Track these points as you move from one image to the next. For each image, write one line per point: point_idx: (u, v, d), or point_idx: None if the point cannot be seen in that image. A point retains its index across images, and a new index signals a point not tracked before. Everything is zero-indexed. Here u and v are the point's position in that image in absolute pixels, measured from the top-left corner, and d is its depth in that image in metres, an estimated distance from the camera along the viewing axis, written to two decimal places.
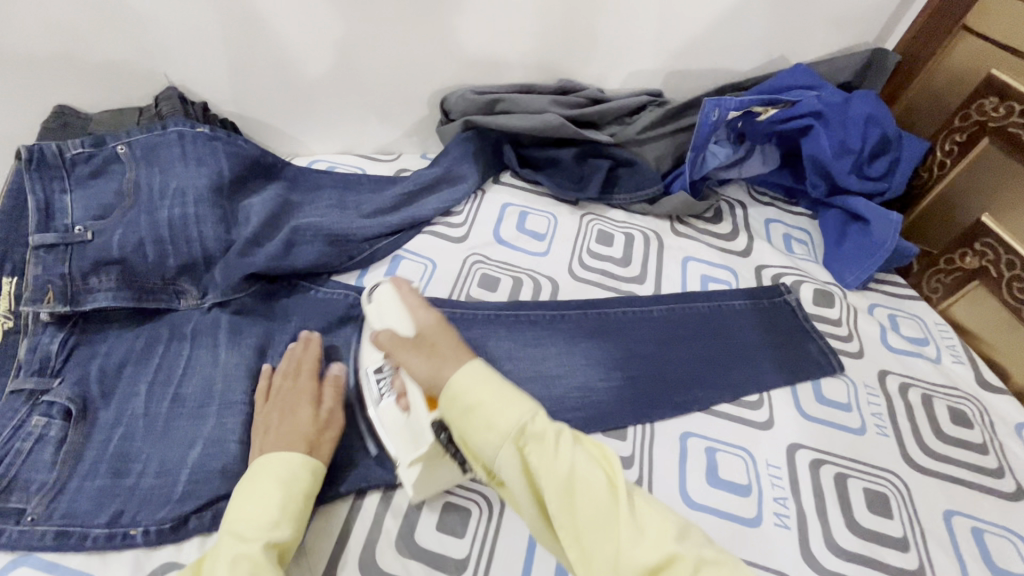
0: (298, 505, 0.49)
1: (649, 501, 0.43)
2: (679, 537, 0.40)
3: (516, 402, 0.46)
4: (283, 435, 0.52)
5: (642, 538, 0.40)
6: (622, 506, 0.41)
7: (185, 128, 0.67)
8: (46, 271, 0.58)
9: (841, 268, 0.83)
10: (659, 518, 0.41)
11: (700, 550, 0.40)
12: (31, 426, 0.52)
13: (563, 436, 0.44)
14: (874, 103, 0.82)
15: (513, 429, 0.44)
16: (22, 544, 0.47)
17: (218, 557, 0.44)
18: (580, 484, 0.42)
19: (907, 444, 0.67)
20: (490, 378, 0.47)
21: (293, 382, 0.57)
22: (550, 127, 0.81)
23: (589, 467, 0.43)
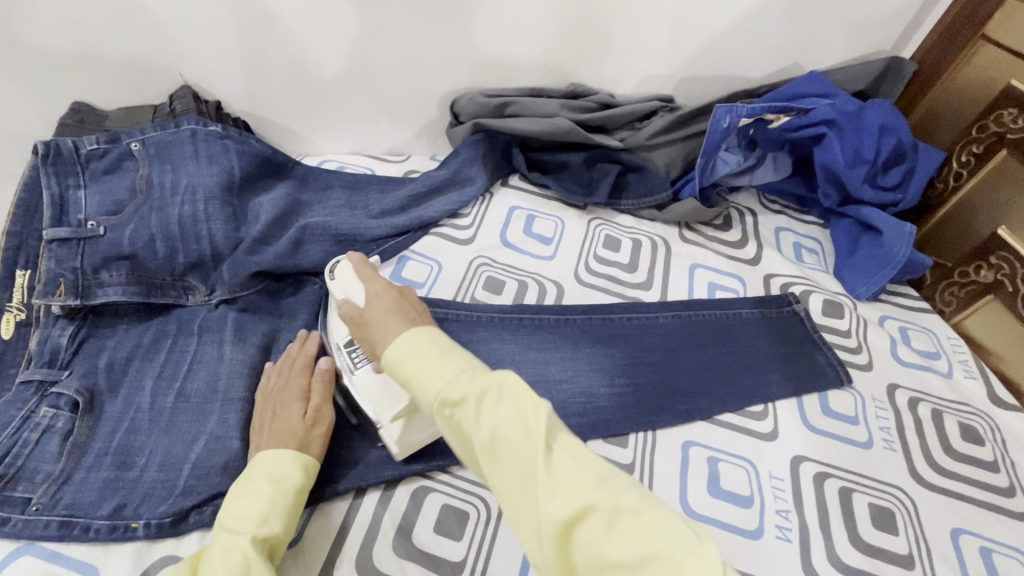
0: (289, 500, 0.49)
1: (576, 449, 0.38)
2: (599, 486, 0.36)
3: (440, 362, 0.41)
4: (276, 434, 0.52)
5: (559, 492, 0.36)
6: (541, 462, 0.37)
7: (198, 127, 0.68)
8: (59, 264, 0.59)
9: (852, 279, 0.82)
10: (580, 467, 0.37)
11: (621, 498, 0.36)
12: (39, 416, 0.52)
13: (484, 391, 0.39)
14: (890, 112, 0.80)
15: (434, 393, 0.40)
16: (26, 534, 0.47)
17: (211, 552, 0.44)
18: (502, 443, 0.38)
19: (915, 459, 0.66)
20: (410, 347, 0.42)
21: (284, 382, 0.57)
22: (559, 131, 0.81)
23: (511, 422, 0.38)
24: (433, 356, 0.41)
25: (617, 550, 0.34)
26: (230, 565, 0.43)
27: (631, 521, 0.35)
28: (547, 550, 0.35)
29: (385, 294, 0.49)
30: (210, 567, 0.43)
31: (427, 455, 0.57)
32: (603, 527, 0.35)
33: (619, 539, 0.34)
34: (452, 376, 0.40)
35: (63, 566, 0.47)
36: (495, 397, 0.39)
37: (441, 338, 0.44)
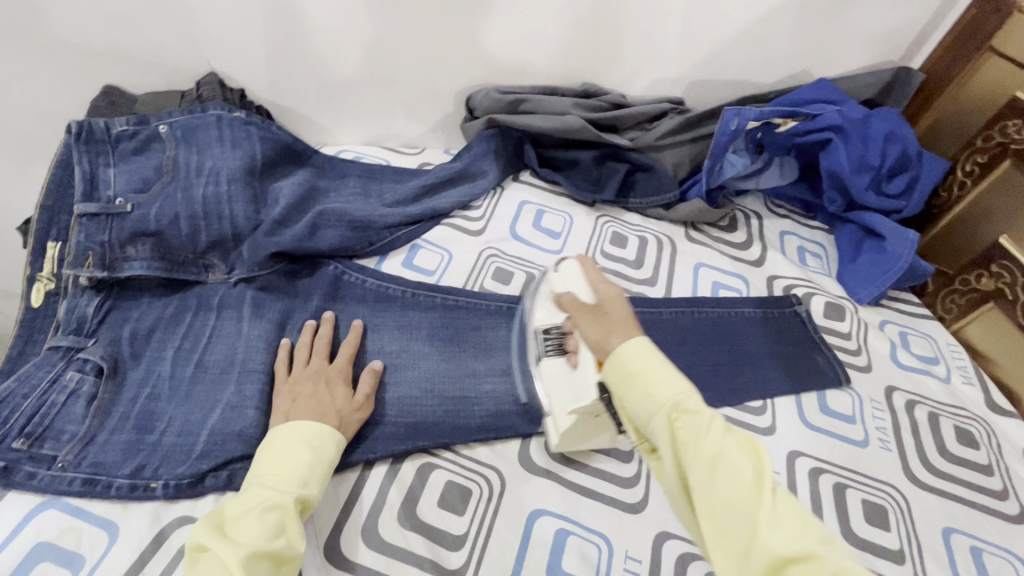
0: (324, 470, 0.51)
1: (794, 502, 0.40)
2: (820, 540, 0.37)
3: (676, 377, 0.44)
4: (316, 407, 0.55)
5: (779, 527, 0.38)
6: (766, 497, 0.39)
7: (223, 112, 0.71)
8: (88, 237, 0.62)
9: (855, 283, 0.83)
10: (800, 516, 0.39)
11: (841, 558, 0.37)
12: (67, 379, 0.55)
13: (714, 417, 0.42)
14: (895, 121, 0.82)
15: (671, 397, 0.43)
16: (51, 489, 0.50)
17: (247, 505, 0.46)
18: (726, 466, 0.40)
19: (910, 459, 0.67)
20: (652, 353, 0.46)
21: (326, 364, 0.60)
22: (571, 129, 0.83)
23: (739, 452, 0.41)
24: (668, 371, 0.45)
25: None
26: (269, 521, 0.45)
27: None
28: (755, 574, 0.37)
29: (621, 297, 0.52)
30: (249, 518, 0.45)
31: (432, 433, 0.60)
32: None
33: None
34: (685, 393, 0.43)
35: (84, 520, 0.49)
36: (722, 428, 0.42)
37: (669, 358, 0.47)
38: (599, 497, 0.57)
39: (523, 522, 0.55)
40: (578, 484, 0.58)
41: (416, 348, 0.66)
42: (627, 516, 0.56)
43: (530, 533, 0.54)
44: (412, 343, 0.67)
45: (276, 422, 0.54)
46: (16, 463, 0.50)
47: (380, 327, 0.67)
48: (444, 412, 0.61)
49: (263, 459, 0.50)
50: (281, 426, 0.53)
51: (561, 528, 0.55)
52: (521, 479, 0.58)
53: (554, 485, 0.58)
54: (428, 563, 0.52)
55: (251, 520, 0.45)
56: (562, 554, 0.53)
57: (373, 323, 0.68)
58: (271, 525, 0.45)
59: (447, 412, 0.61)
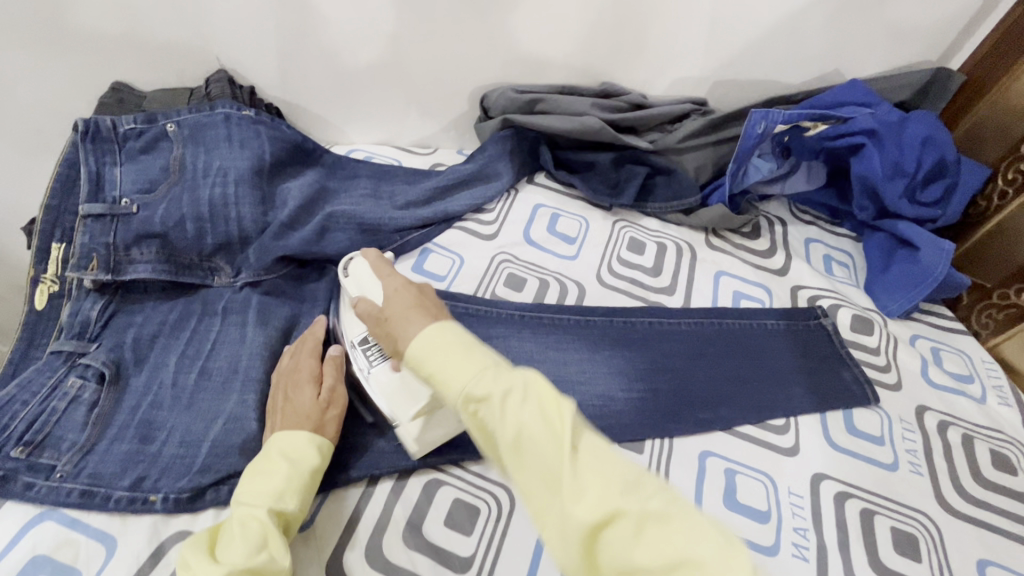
0: (305, 480, 0.49)
1: (603, 451, 0.37)
2: (625, 492, 0.35)
3: (464, 359, 0.41)
4: (289, 417, 0.53)
5: (583, 494, 0.35)
6: (567, 463, 0.36)
7: (232, 110, 0.69)
8: (93, 239, 0.60)
9: (884, 295, 0.79)
10: (604, 471, 0.36)
11: (650, 504, 0.34)
12: (67, 386, 0.54)
13: (509, 389, 0.39)
14: (933, 124, 0.78)
15: (459, 388, 0.39)
16: (49, 499, 0.49)
17: (230, 525, 0.45)
18: (526, 442, 0.37)
19: (942, 485, 0.64)
20: (431, 343, 0.42)
21: (293, 367, 0.57)
22: (589, 130, 0.80)
23: (537, 421, 0.37)
24: (455, 357, 0.41)
25: (646, 555, 0.33)
26: (245, 535, 0.44)
27: (660, 529, 0.33)
28: (573, 551, 0.35)
29: (404, 287, 0.49)
30: (231, 534, 0.44)
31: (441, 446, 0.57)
32: (630, 536, 0.34)
33: (649, 546, 0.33)
34: (479, 373, 0.40)
35: (83, 533, 0.48)
36: (519, 398, 0.38)
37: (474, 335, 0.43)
38: None
39: (532, 544, 0.52)
40: None
41: None
42: None
43: (540, 557, 0.52)
44: None
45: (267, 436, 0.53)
46: (14, 472, 0.49)
47: None
48: None
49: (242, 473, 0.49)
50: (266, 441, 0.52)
51: None
52: None
53: None
54: None
55: (235, 538, 0.44)
56: None
57: None
58: (252, 539, 0.44)
59: None
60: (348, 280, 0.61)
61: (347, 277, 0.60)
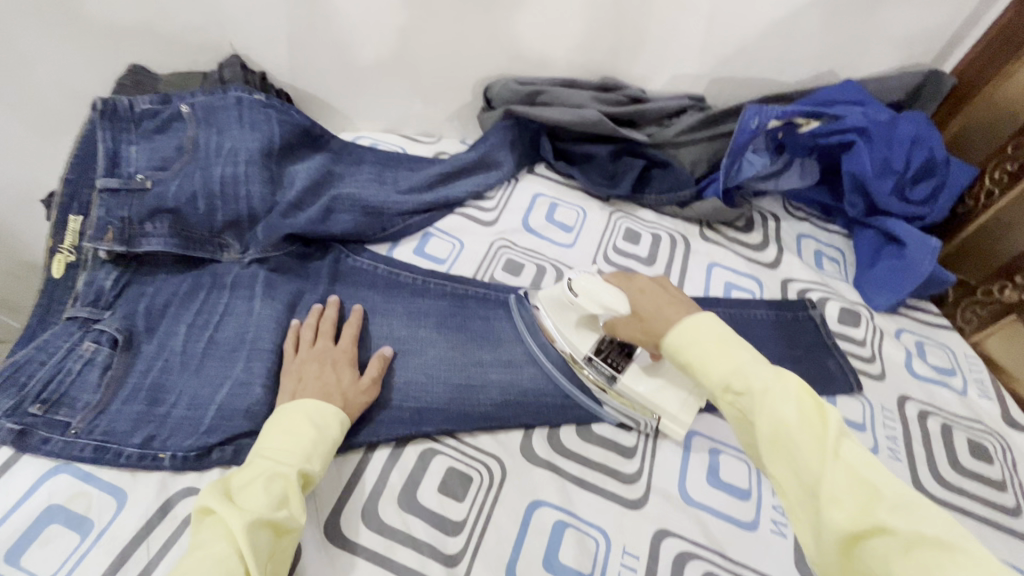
0: (328, 448, 0.52)
1: (873, 468, 0.40)
2: (893, 509, 0.37)
3: (723, 355, 0.49)
4: (320, 388, 0.56)
5: (845, 503, 0.39)
6: (826, 464, 0.40)
7: (244, 94, 0.71)
8: (109, 213, 0.63)
9: (870, 289, 0.82)
10: (867, 482, 0.39)
11: (922, 527, 0.36)
12: (83, 349, 0.56)
13: (769, 385, 0.45)
14: (922, 125, 0.80)
15: (720, 381, 0.48)
16: (64, 454, 0.51)
17: (252, 475, 0.47)
18: (784, 439, 0.43)
19: (919, 470, 0.66)
20: (695, 338, 0.51)
21: (331, 345, 0.61)
22: (588, 122, 0.82)
23: (797, 421, 0.42)
24: (718, 353, 0.49)
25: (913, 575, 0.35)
26: (273, 492, 0.46)
27: (935, 555, 0.35)
28: (830, 550, 0.39)
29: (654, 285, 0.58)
30: (254, 486, 0.46)
31: (436, 419, 0.60)
32: (895, 549, 0.36)
33: (916, 566, 0.35)
34: (738, 370, 0.47)
35: (94, 486, 0.50)
36: (776, 398, 0.44)
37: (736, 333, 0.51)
38: (601, 491, 0.57)
39: (522, 512, 0.55)
40: (579, 477, 0.58)
41: (424, 335, 0.66)
42: (628, 513, 0.56)
43: (529, 523, 0.54)
44: (420, 330, 0.67)
45: (283, 399, 0.55)
46: (31, 428, 0.51)
47: (388, 313, 0.68)
48: (449, 399, 0.61)
49: (266, 431, 0.51)
50: (287, 403, 0.54)
51: (560, 520, 0.55)
52: (523, 469, 0.58)
53: (555, 477, 0.58)
54: (425, 547, 0.52)
55: (257, 488, 0.46)
56: (559, 546, 0.53)
57: (382, 308, 0.68)
58: (275, 494, 0.46)
59: (453, 399, 0.61)
60: (576, 299, 0.61)
61: (577, 298, 0.61)
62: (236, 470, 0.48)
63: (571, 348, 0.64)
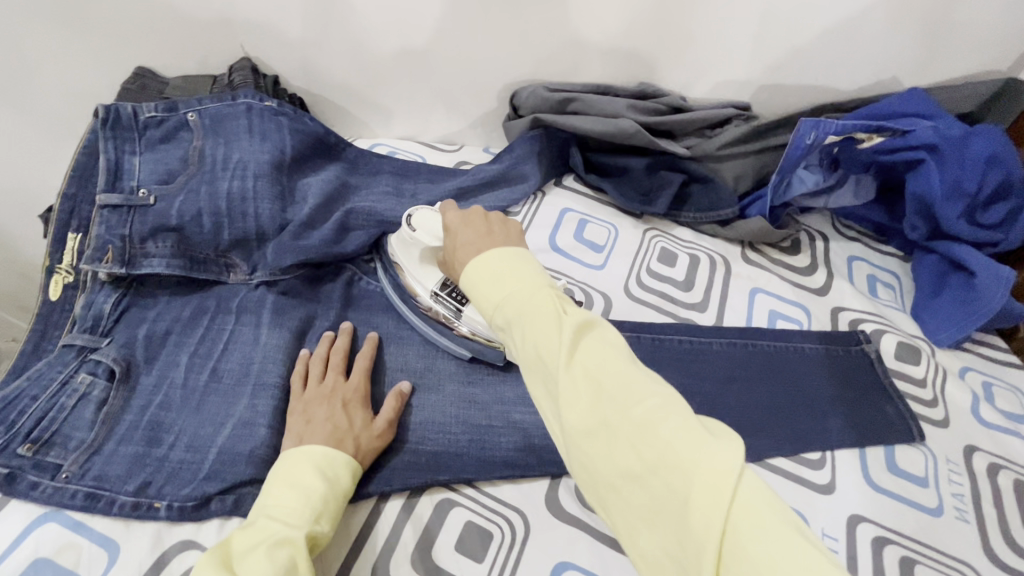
0: (337, 503, 0.48)
1: (602, 361, 0.38)
2: (617, 403, 0.36)
3: (485, 279, 0.44)
4: (330, 433, 0.51)
5: (575, 405, 0.37)
6: (561, 372, 0.38)
7: (254, 101, 0.66)
8: (109, 231, 0.59)
9: (933, 322, 0.74)
10: (597, 379, 0.37)
11: (638, 418, 0.35)
12: (77, 382, 0.52)
13: (518, 302, 0.41)
14: (1000, 141, 0.71)
15: (483, 308, 0.44)
16: (53, 501, 0.47)
17: (257, 537, 0.42)
18: (530, 355, 0.40)
19: (990, 535, 0.59)
20: (473, 271, 0.45)
21: (343, 380, 0.56)
22: (624, 134, 0.76)
23: (539, 335, 0.39)
24: (482, 278, 0.44)
25: (629, 461, 0.35)
26: (279, 558, 0.41)
27: (643, 439, 0.35)
28: (569, 452, 0.38)
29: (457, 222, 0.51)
30: (258, 554, 0.41)
31: (454, 465, 0.55)
32: (614, 441, 0.36)
33: (632, 455, 0.35)
34: (497, 292, 0.43)
35: (85, 538, 0.47)
36: (527, 318, 0.41)
37: (519, 251, 0.45)
38: None
39: None
40: (609, 536, 0.53)
41: (441, 368, 0.61)
42: None
43: None
44: (437, 362, 0.62)
45: (289, 443, 0.51)
46: (19, 471, 0.48)
47: (403, 343, 0.63)
48: (468, 443, 0.56)
49: (269, 486, 0.47)
50: (296, 447, 0.50)
51: None
52: (547, 526, 0.53)
53: (583, 536, 0.52)
54: None
55: (260, 555, 0.40)
56: None
57: (396, 337, 0.63)
58: (281, 560, 0.41)
59: (472, 443, 0.56)
60: (414, 235, 0.59)
61: (414, 232, 0.59)
62: (235, 536, 0.43)
63: (419, 284, 0.62)
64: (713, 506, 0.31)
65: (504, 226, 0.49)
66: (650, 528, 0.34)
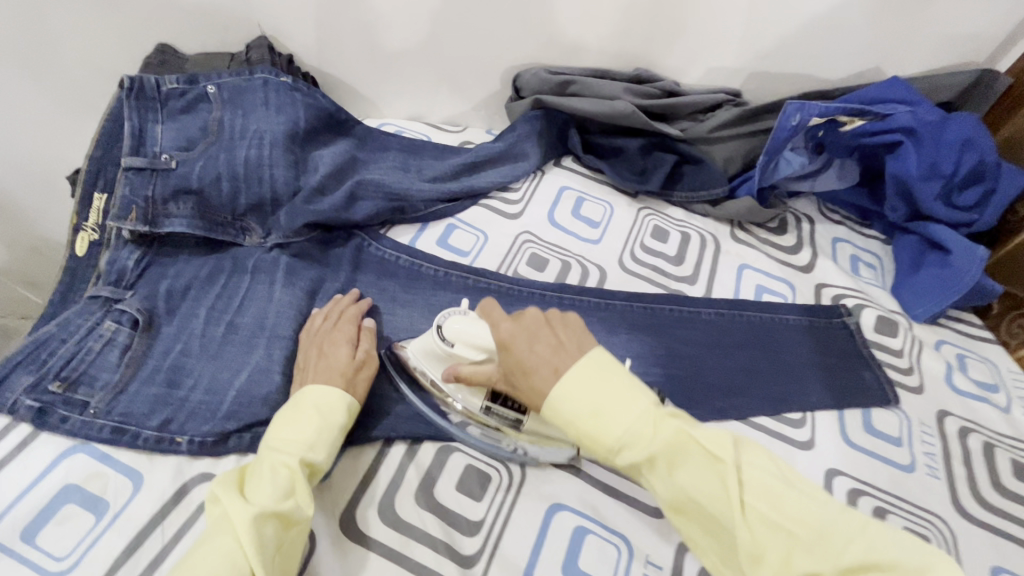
0: (333, 435, 0.51)
1: (771, 501, 0.40)
2: (810, 553, 0.38)
3: (607, 418, 0.44)
4: (321, 371, 0.54)
5: (766, 562, 0.39)
6: (741, 524, 0.40)
7: (270, 76, 0.70)
8: (133, 191, 0.62)
9: (911, 298, 0.78)
10: (775, 527, 0.40)
11: (836, 560, 0.37)
12: (103, 328, 0.56)
13: (660, 444, 0.43)
14: (976, 125, 0.75)
15: (610, 453, 0.44)
16: (82, 433, 0.51)
17: (260, 465, 0.47)
18: (694, 504, 0.42)
19: (958, 490, 0.63)
20: (574, 406, 0.45)
21: (333, 327, 0.59)
22: (620, 114, 0.80)
23: (698, 483, 0.42)
24: (602, 417, 0.44)
25: None
26: (278, 482, 0.45)
27: None
28: None
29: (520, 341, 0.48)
30: (261, 479, 0.45)
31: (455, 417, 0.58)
32: None
33: None
34: (625, 436, 0.43)
35: (110, 467, 0.50)
36: (675, 464, 0.43)
37: (611, 374, 0.45)
38: (623, 498, 0.55)
39: (541, 515, 0.53)
40: (600, 480, 0.56)
41: None
42: (651, 521, 0.54)
43: (548, 528, 0.53)
44: None
45: (294, 388, 0.54)
46: (50, 406, 0.51)
47: (409, 305, 0.67)
48: None
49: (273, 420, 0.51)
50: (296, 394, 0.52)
51: (579, 526, 0.53)
52: (543, 472, 0.56)
53: (575, 481, 0.56)
54: (441, 546, 0.51)
55: (263, 481, 0.45)
56: (579, 552, 0.52)
57: (402, 301, 0.67)
58: (280, 485, 0.45)
59: None
60: (451, 349, 0.55)
61: (453, 348, 0.55)
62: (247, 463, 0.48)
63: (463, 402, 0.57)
64: None
65: (569, 334, 0.48)
66: None
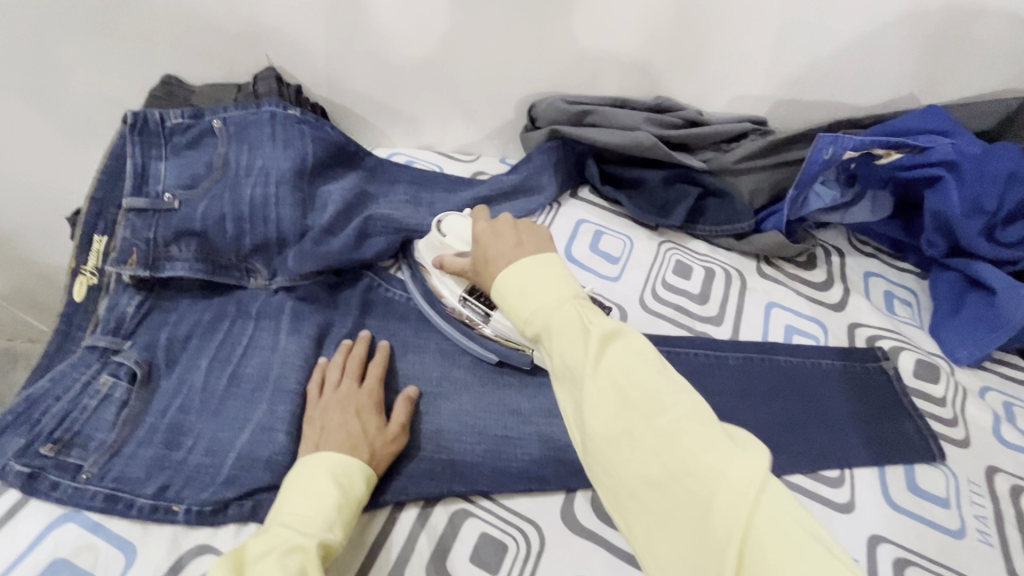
0: (350, 511, 0.48)
1: (625, 369, 0.39)
2: (644, 413, 0.38)
3: (525, 288, 0.44)
4: (343, 439, 0.51)
5: (600, 411, 0.39)
6: (590, 378, 0.40)
7: (277, 109, 0.67)
8: (134, 234, 0.60)
9: (952, 341, 0.73)
10: (619, 384, 0.39)
11: (661, 422, 0.37)
12: (99, 384, 0.53)
13: (554, 310, 0.43)
14: (1017, 158, 0.71)
15: (522, 317, 0.44)
16: (73, 501, 0.48)
17: (269, 544, 0.43)
18: (561, 362, 0.41)
19: (1013, 559, 0.57)
20: (512, 279, 0.46)
21: (357, 389, 0.56)
22: (641, 145, 0.76)
23: (568, 342, 0.41)
24: (522, 285, 0.45)
25: (651, 465, 0.37)
26: (289, 565, 0.41)
27: (664, 440, 0.37)
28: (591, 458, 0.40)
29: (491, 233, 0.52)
30: (268, 561, 0.41)
31: (469, 477, 0.54)
32: (637, 444, 0.37)
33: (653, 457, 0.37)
34: (535, 309, 0.43)
35: (102, 539, 0.47)
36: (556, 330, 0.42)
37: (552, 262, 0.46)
38: None
39: None
40: (624, 550, 0.52)
41: (458, 377, 0.61)
42: None
43: None
44: (454, 369, 0.62)
45: (305, 450, 0.51)
46: (41, 471, 0.48)
47: (420, 350, 0.63)
48: (484, 453, 0.56)
49: (283, 492, 0.47)
50: (310, 457, 0.50)
51: None
52: (562, 541, 0.52)
53: (598, 550, 0.52)
54: None
55: (272, 563, 0.40)
56: None
57: (413, 346, 0.63)
58: (291, 568, 0.41)
59: (487, 453, 0.56)
60: (444, 240, 0.62)
61: (445, 237, 0.62)
62: (247, 544, 0.43)
63: (445, 288, 0.63)
64: (733, 517, 0.33)
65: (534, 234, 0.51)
66: (670, 535, 0.36)
